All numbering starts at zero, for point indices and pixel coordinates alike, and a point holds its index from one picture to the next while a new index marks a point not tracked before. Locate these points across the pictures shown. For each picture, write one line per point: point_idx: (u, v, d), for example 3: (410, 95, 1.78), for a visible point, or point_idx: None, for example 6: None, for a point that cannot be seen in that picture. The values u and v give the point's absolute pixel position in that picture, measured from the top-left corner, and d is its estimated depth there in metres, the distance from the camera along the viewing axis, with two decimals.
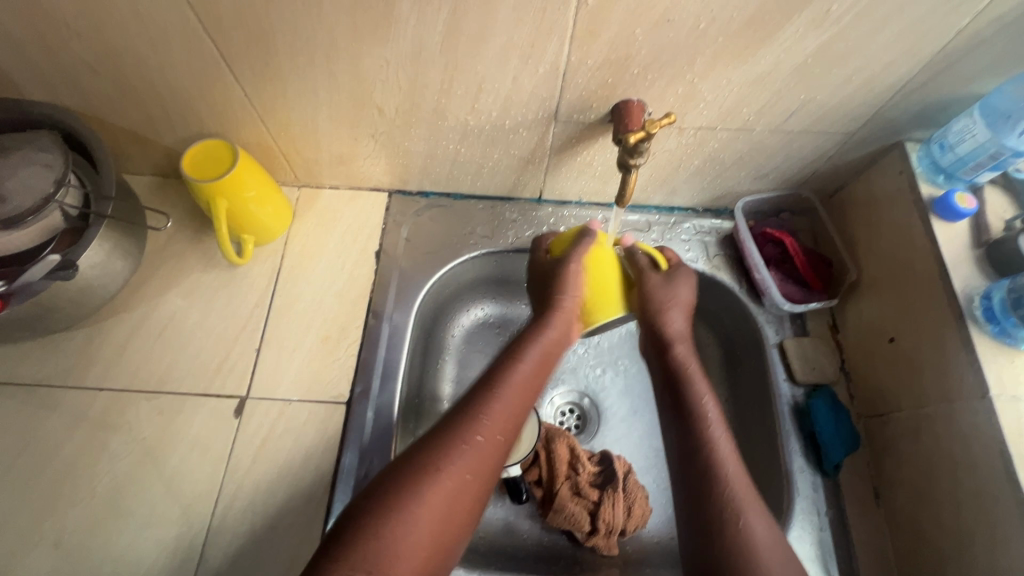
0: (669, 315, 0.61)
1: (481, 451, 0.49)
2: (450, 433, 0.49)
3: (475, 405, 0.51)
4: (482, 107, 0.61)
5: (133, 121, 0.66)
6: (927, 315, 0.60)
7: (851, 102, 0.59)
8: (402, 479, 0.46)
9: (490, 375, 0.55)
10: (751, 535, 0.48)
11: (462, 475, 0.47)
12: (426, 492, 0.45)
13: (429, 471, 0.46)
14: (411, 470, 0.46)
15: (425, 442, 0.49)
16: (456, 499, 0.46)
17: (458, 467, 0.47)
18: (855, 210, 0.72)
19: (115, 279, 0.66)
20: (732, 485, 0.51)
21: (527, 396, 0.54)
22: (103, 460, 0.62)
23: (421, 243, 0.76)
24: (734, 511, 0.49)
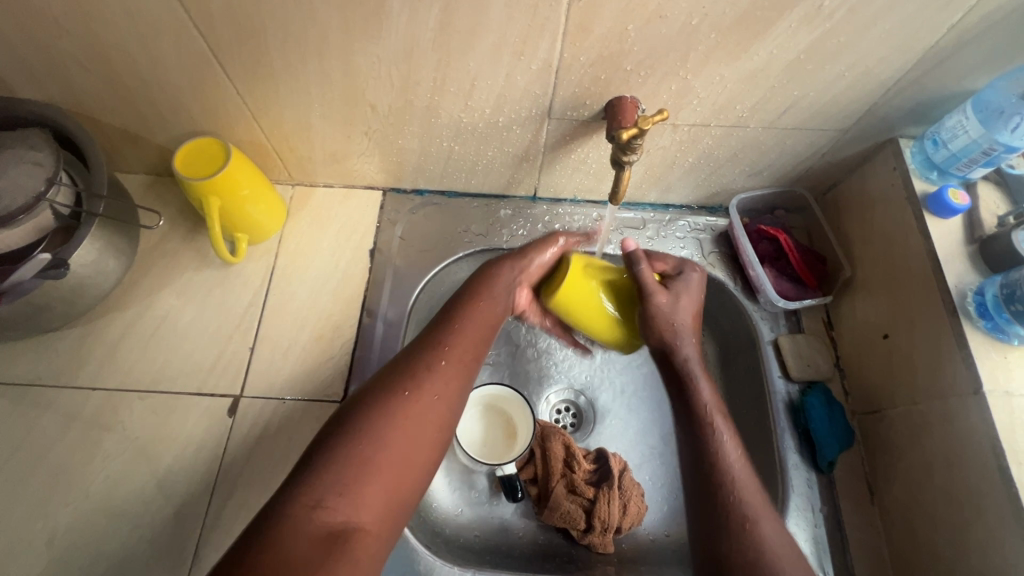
0: (677, 330, 0.55)
1: (444, 372, 0.51)
2: (410, 369, 0.50)
3: (436, 335, 0.53)
4: (476, 105, 0.61)
5: (124, 119, 0.66)
6: (920, 311, 0.60)
7: (844, 98, 0.59)
8: (366, 409, 0.46)
9: (446, 313, 0.56)
10: (764, 542, 0.46)
11: (430, 397, 0.48)
12: (390, 424, 0.45)
13: (396, 395, 0.47)
14: (378, 397, 0.47)
15: (383, 376, 0.49)
16: (424, 419, 0.47)
17: (423, 390, 0.48)
18: (849, 206, 0.72)
19: (108, 278, 0.66)
20: (742, 488, 0.48)
21: (486, 327, 0.56)
22: (96, 459, 0.61)
23: (415, 241, 0.76)
24: (744, 519, 0.47)
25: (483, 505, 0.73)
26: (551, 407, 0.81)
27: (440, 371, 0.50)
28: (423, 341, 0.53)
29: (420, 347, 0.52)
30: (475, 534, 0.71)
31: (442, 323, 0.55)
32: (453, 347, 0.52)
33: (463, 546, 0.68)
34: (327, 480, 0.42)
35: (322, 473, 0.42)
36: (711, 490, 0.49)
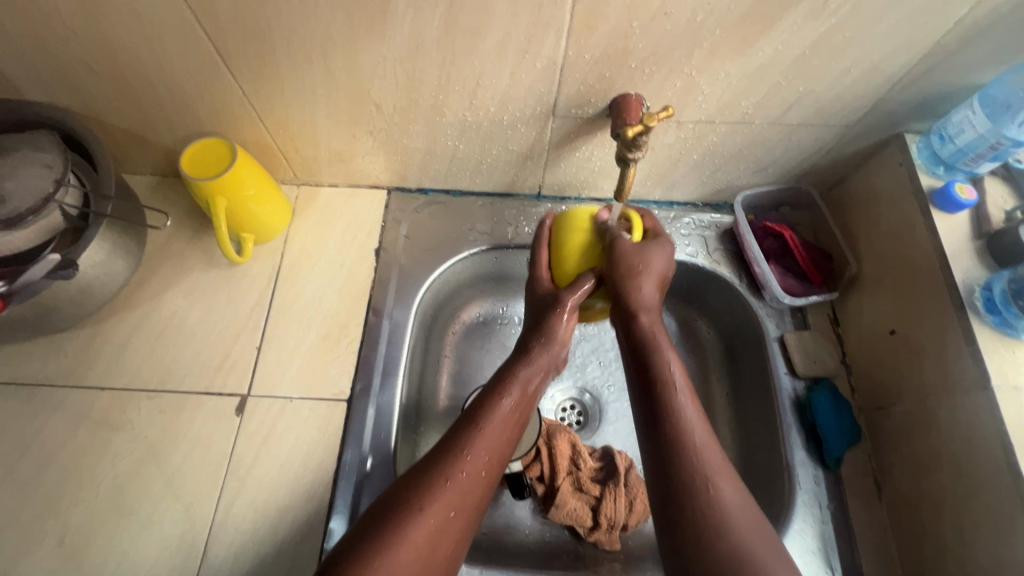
0: (640, 278, 0.56)
1: (467, 486, 0.49)
2: (429, 483, 0.48)
3: (458, 441, 0.51)
4: (480, 103, 0.61)
5: (131, 121, 0.66)
6: (927, 307, 0.60)
7: (850, 94, 0.59)
8: (383, 523, 0.45)
9: (475, 409, 0.54)
10: (721, 501, 0.46)
11: (446, 513, 0.47)
12: (403, 547, 0.44)
13: (411, 509, 0.46)
14: (395, 509, 0.46)
15: (403, 489, 0.48)
16: (440, 536, 0.46)
17: (441, 505, 0.47)
18: (855, 202, 0.72)
19: (116, 278, 0.66)
20: (703, 453, 0.49)
21: (510, 430, 0.53)
22: (106, 458, 0.62)
23: (420, 240, 0.76)
24: (705, 479, 0.47)
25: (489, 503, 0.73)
26: (557, 405, 0.81)
27: (460, 485, 0.48)
28: (445, 446, 0.51)
29: (442, 455, 0.50)
30: (482, 531, 0.71)
31: (466, 425, 0.52)
32: (481, 449, 0.51)
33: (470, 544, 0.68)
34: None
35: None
36: (675, 485, 0.48)
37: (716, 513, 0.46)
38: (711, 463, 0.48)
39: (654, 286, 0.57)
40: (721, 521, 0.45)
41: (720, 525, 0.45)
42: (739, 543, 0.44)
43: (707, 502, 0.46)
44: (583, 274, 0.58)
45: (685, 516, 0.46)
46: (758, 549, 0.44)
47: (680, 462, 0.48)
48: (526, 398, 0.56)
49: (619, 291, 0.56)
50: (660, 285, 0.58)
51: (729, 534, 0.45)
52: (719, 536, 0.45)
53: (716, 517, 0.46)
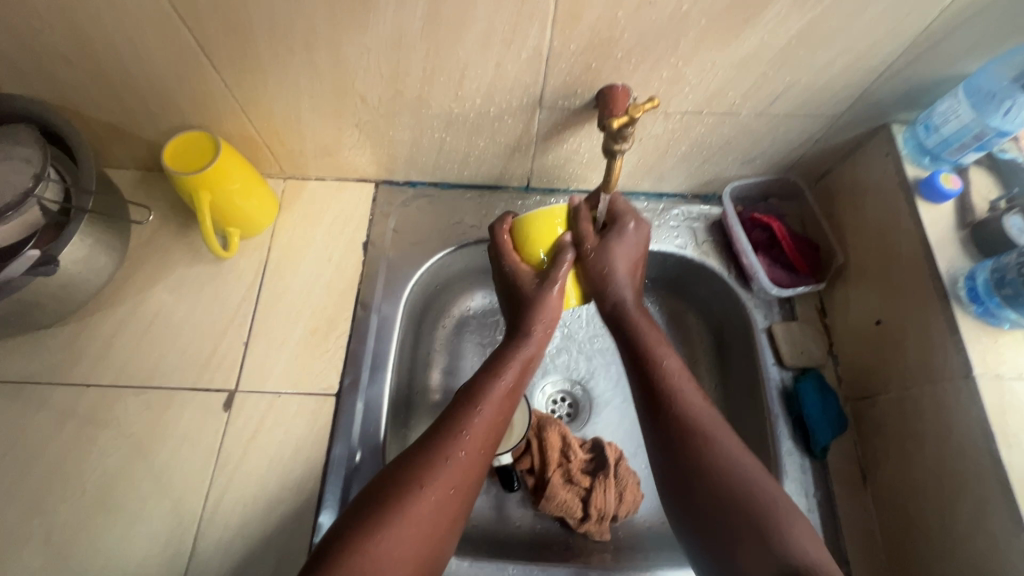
0: (613, 258, 0.59)
1: (463, 463, 0.50)
2: (428, 459, 0.49)
3: (455, 421, 0.52)
4: (466, 94, 0.61)
5: (112, 114, 0.65)
6: (912, 296, 0.61)
7: (837, 84, 0.59)
8: (384, 500, 0.47)
9: (471, 388, 0.55)
10: (720, 453, 0.50)
11: (445, 490, 0.48)
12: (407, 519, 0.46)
13: (411, 487, 0.47)
14: (396, 486, 0.47)
15: (402, 467, 0.49)
16: (438, 511, 0.47)
17: (440, 483, 0.48)
18: (842, 193, 0.72)
19: (99, 274, 0.65)
20: (695, 410, 0.53)
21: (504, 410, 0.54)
22: (93, 455, 0.61)
23: (408, 233, 0.76)
24: (699, 427, 0.52)
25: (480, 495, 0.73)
26: (547, 397, 0.81)
27: (457, 464, 0.50)
28: (442, 428, 0.52)
29: (440, 434, 0.51)
30: (473, 524, 0.71)
31: (464, 404, 0.54)
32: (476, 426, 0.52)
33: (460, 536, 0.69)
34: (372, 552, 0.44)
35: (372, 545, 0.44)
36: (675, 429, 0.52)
37: (717, 454, 0.50)
38: (702, 411, 0.53)
39: (628, 265, 0.60)
40: (721, 458, 0.50)
41: (718, 470, 0.50)
42: (738, 483, 0.49)
43: (704, 451, 0.50)
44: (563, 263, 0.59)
45: (682, 465, 0.51)
46: (762, 484, 0.49)
47: (671, 413, 0.53)
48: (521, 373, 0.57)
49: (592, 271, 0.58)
50: (633, 263, 0.60)
51: (731, 473, 0.49)
52: (722, 477, 0.49)
53: (718, 457, 0.50)
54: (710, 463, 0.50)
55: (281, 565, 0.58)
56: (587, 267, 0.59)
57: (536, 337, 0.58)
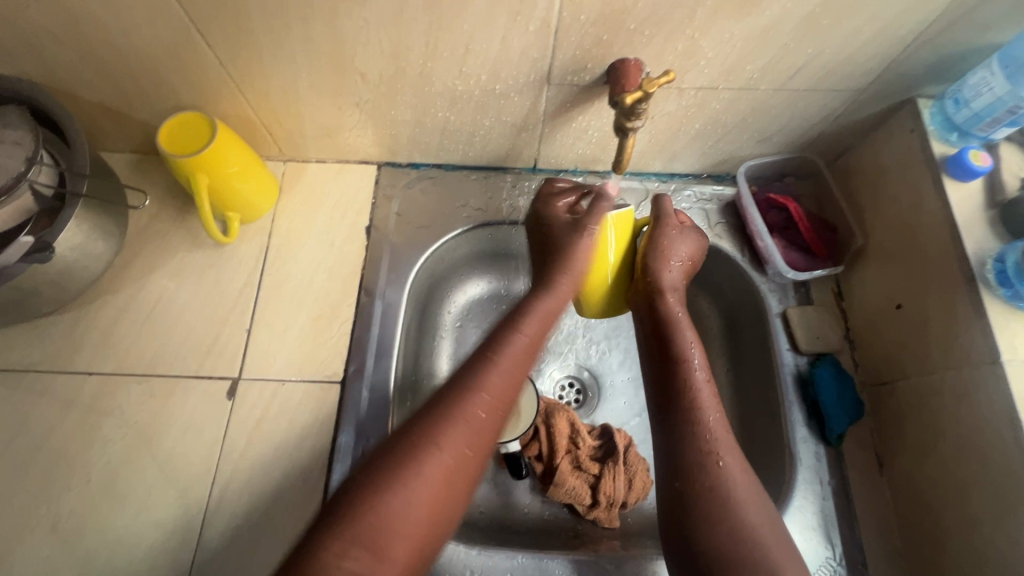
0: (667, 263, 0.59)
1: (479, 425, 0.47)
2: (454, 407, 0.46)
3: (475, 376, 0.49)
4: (471, 71, 0.58)
5: (105, 95, 0.63)
6: (936, 280, 0.58)
7: (862, 56, 0.56)
8: (401, 461, 0.43)
9: (491, 342, 0.51)
10: (729, 480, 0.48)
11: (462, 450, 0.45)
12: (420, 477, 0.43)
13: (426, 449, 0.44)
14: (409, 447, 0.44)
15: (423, 418, 0.46)
16: (447, 477, 0.44)
17: (455, 442, 0.45)
18: (862, 171, 0.69)
19: (97, 260, 0.64)
20: (714, 431, 0.50)
21: (524, 367, 0.51)
22: (97, 443, 0.61)
23: (412, 217, 0.74)
24: (712, 459, 0.49)
25: (487, 482, 0.73)
26: (555, 383, 0.80)
27: (477, 418, 0.47)
28: (458, 385, 0.48)
29: (463, 381, 0.48)
30: (480, 510, 0.70)
31: (484, 359, 0.50)
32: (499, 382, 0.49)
33: (468, 523, 0.68)
34: (348, 534, 0.40)
35: (345, 527, 0.40)
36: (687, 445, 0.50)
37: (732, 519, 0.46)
38: (728, 469, 0.49)
39: (681, 273, 0.60)
40: (738, 520, 0.46)
41: (732, 538, 0.46)
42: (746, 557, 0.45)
43: (725, 511, 0.47)
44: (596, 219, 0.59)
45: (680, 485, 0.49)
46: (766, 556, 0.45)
47: (688, 444, 0.50)
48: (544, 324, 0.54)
49: (647, 275, 0.59)
50: (688, 268, 0.61)
51: (741, 543, 0.45)
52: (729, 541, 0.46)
53: (728, 523, 0.46)
54: (722, 527, 0.46)
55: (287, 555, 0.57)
56: (648, 263, 0.59)
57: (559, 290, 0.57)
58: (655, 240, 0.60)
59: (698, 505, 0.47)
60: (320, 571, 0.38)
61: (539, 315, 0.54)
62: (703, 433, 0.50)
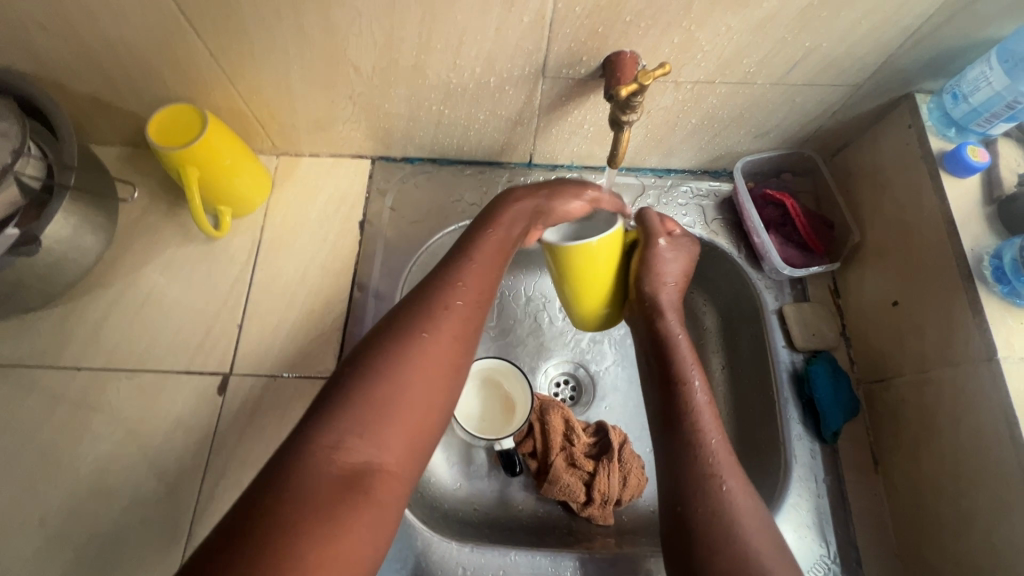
0: (662, 282, 0.58)
1: (463, 313, 0.48)
2: (429, 309, 0.47)
3: (450, 271, 0.50)
4: (465, 63, 0.57)
5: (94, 87, 0.62)
6: (932, 277, 0.58)
7: (860, 50, 0.55)
8: (385, 349, 0.44)
9: (465, 242, 0.53)
10: (733, 500, 0.47)
11: (448, 338, 0.46)
12: (406, 366, 0.44)
13: (412, 336, 0.45)
14: (393, 336, 0.45)
15: (401, 319, 0.47)
16: (438, 366, 0.45)
17: (442, 329, 0.46)
18: (859, 167, 0.69)
19: (86, 254, 0.63)
20: (716, 453, 0.50)
21: (500, 262, 0.53)
22: (86, 439, 0.60)
23: (406, 212, 0.73)
24: (713, 478, 0.48)
25: (481, 479, 0.72)
26: (550, 379, 0.80)
27: (453, 312, 0.48)
28: (436, 280, 0.50)
29: (434, 285, 0.50)
30: (474, 507, 0.70)
31: (456, 256, 0.52)
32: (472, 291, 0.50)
33: (462, 520, 0.68)
34: (342, 424, 0.40)
35: (335, 417, 0.40)
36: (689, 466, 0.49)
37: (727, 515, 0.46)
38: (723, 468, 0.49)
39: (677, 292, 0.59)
40: (727, 514, 0.46)
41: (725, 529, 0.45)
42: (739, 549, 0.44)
43: (717, 503, 0.47)
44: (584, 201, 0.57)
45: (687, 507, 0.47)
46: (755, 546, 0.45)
47: (690, 465, 0.49)
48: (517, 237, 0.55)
49: (642, 296, 0.59)
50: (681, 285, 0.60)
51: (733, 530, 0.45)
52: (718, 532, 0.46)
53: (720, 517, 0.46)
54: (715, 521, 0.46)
55: None
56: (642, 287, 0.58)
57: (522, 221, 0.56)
58: (646, 261, 0.58)
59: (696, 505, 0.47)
60: (316, 465, 0.38)
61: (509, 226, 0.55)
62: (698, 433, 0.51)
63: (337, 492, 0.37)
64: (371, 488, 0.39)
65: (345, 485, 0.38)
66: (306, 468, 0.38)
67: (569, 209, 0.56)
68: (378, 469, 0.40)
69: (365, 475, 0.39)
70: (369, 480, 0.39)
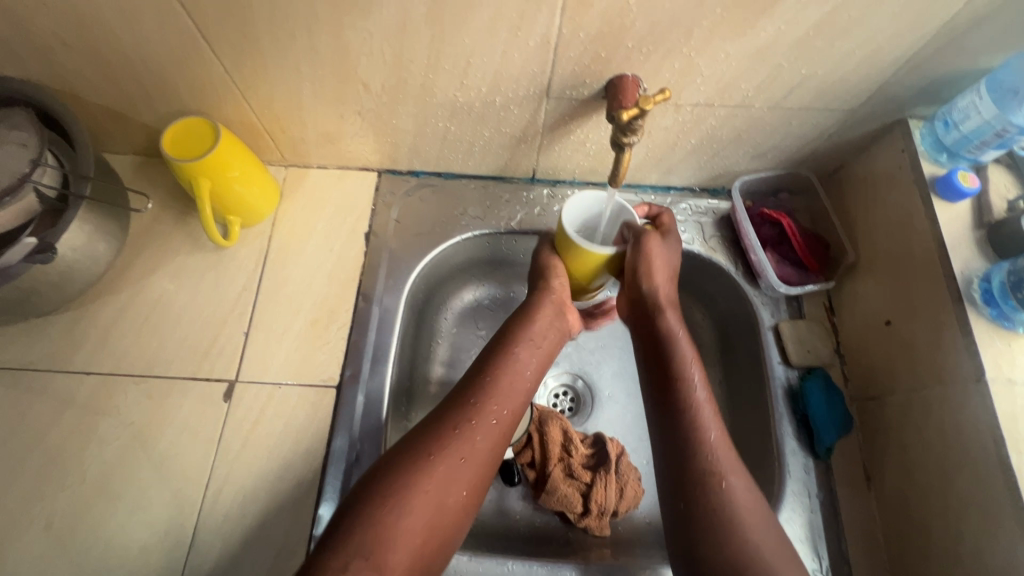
0: (655, 280, 0.59)
1: (473, 438, 0.53)
2: (452, 440, 0.52)
3: (468, 396, 0.56)
4: (472, 83, 0.59)
5: (110, 99, 0.64)
6: (924, 298, 0.60)
7: (854, 77, 0.57)
8: (396, 470, 0.50)
9: (482, 366, 0.59)
10: (732, 497, 0.50)
11: (456, 460, 0.51)
12: (413, 490, 0.49)
13: (423, 459, 0.51)
14: (406, 457, 0.51)
15: (419, 436, 0.53)
16: (447, 485, 0.50)
17: (451, 454, 0.51)
18: (854, 189, 0.70)
19: (98, 261, 0.65)
20: (716, 450, 0.52)
21: (515, 385, 0.58)
22: (92, 443, 0.61)
23: (411, 224, 0.74)
24: (715, 479, 0.51)
25: None
26: (549, 391, 0.81)
27: (467, 437, 0.53)
28: (451, 403, 0.55)
29: (454, 402, 0.55)
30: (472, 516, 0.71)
31: (472, 379, 0.57)
32: (491, 421, 0.55)
33: None
34: (355, 544, 0.45)
35: (345, 539, 0.46)
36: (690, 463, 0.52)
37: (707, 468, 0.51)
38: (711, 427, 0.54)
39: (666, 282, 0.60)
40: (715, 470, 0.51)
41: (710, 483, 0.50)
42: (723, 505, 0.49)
43: (717, 499, 0.50)
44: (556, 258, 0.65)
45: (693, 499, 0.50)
46: (737, 497, 0.50)
47: (695, 461, 0.52)
48: (529, 358, 0.61)
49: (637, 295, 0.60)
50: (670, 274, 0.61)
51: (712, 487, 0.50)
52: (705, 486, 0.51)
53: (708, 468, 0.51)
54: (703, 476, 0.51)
55: (278, 558, 0.57)
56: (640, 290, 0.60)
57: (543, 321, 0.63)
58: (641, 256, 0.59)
59: (690, 468, 0.52)
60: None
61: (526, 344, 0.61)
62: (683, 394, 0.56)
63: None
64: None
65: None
66: None
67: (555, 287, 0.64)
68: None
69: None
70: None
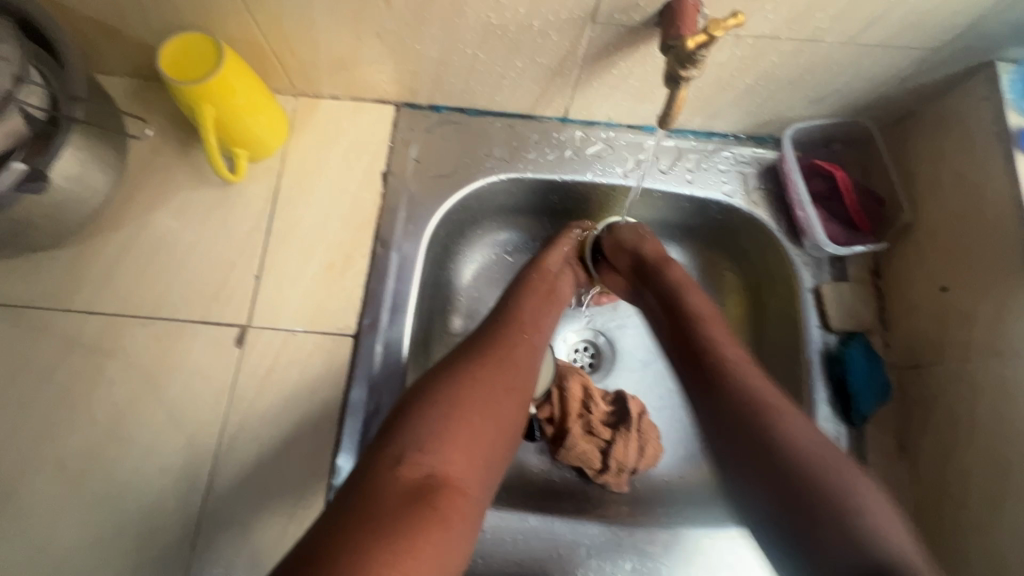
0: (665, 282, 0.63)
1: (510, 348, 0.54)
2: (490, 348, 0.53)
3: (500, 318, 0.58)
4: (508, 2, 0.52)
5: (98, 9, 0.57)
6: (990, 264, 0.55)
7: (947, 9, 0.50)
8: (440, 376, 0.49)
9: (510, 297, 0.61)
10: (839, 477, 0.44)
11: (494, 360, 0.52)
12: (459, 385, 0.48)
13: (464, 362, 0.51)
14: (447, 366, 0.51)
15: (457, 352, 0.53)
16: (493, 380, 0.50)
17: (488, 356, 0.52)
18: (921, 141, 0.64)
19: (96, 193, 0.60)
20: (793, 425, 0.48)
21: (540, 309, 0.60)
22: (101, 385, 0.59)
23: (432, 164, 0.69)
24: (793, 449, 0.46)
25: None
26: (569, 346, 0.78)
27: (504, 346, 0.54)
28: (484, 327, 0.57)
29: (488, 326, 0.57)
30: None
31: (501, 308, 0.59)
32: (523, 334, 0.56)
33: None
34: (411, 437, 0.44)
35: (398, 437, 0.44)
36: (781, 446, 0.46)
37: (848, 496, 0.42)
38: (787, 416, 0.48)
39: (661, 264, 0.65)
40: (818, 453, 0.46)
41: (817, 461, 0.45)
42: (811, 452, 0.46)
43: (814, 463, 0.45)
44: (573, 224, 0.71)
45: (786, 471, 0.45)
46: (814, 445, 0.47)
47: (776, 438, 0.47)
48: (548, 293, 0.63)
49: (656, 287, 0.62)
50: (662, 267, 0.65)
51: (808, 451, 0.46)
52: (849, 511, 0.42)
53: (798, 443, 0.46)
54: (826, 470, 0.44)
55: (297, 505, 0.57)
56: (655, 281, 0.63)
57: (550, 263, 0.66)
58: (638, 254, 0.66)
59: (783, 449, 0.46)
60: (387, 481, 0.41)
61: (542, 278, 0.64)
62: (781, 418, 0.47)
63: (404, 504, 0.39)
64: (440, 498, 0.41)
65: (413, 499, 0.40)
66: (375, 480, 0.41)
67: (567, 242, 0.69)
68: (443, 483, 0.42)
69: (431, 490, 0.41)
70: (438, 494, 0.41)
